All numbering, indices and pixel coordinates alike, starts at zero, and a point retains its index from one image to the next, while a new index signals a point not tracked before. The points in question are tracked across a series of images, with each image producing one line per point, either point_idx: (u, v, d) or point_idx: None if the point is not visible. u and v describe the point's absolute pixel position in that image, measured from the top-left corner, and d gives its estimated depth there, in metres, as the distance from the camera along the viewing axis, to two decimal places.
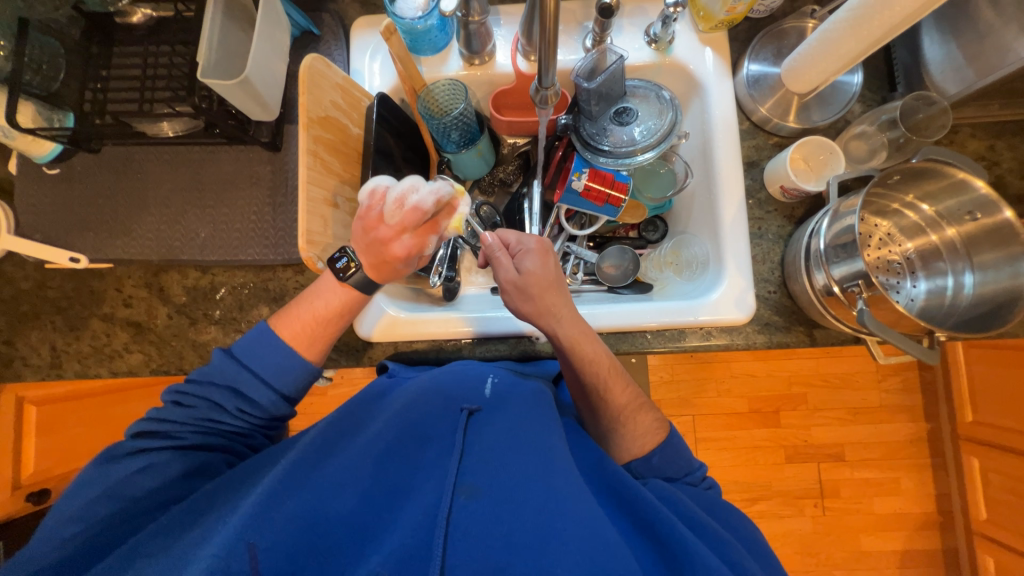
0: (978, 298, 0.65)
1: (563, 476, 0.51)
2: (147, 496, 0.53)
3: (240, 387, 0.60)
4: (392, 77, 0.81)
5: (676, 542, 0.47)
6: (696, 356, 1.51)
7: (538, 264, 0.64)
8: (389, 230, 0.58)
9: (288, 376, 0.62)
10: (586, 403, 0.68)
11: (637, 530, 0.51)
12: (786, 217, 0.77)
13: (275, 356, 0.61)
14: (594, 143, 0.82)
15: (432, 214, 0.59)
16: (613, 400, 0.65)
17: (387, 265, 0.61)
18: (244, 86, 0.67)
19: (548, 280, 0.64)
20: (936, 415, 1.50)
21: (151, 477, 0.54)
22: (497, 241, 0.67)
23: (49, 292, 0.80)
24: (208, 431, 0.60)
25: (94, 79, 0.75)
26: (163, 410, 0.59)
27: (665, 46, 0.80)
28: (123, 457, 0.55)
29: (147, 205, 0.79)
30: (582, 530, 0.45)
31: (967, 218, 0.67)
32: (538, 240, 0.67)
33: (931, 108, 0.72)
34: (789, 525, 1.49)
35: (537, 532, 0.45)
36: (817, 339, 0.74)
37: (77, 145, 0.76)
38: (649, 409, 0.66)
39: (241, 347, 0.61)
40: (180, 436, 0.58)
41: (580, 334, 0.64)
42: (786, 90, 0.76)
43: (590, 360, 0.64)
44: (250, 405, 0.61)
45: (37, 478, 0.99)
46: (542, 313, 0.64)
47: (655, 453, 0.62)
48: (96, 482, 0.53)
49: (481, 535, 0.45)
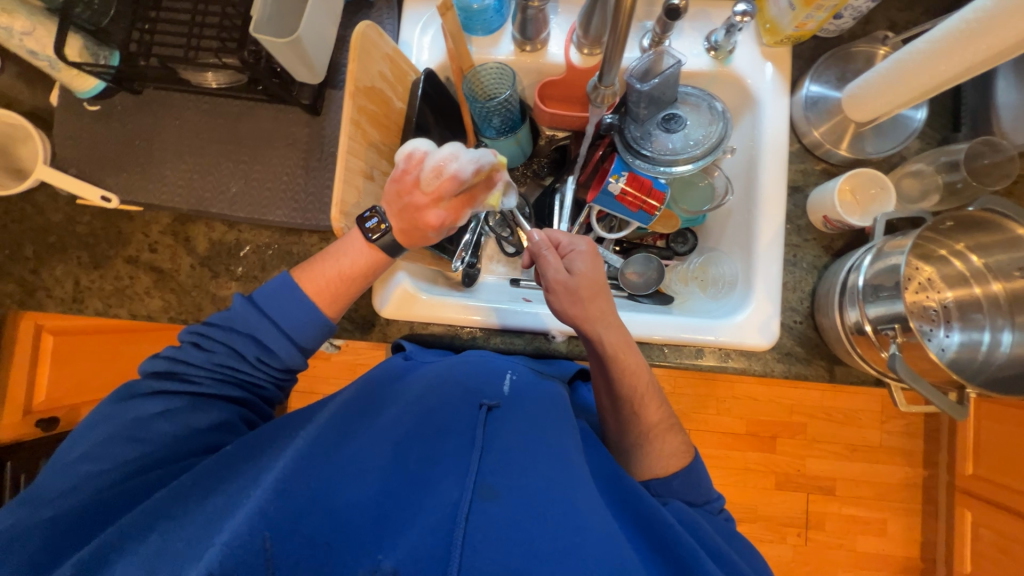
0: (1014, 359, 0.63)
1: (581, 488, 0.51)
2: (164, 445, 0.54)
3: (260, 336, 0.60)
4: (441, 53, 0.79)
5: (688, 567, 0.47)
6: (702, 372, 1.50)
7: (588, 265, 0.65)
8: (422, 195, 0.59)
9: (307, 330, 0.61)
10: (611, 414, 0.67)
11: (652, 550, 0.51)
12: (823, 248, 0.75)
13: (298, 311, 0.61)
14: (636, 147, 0.79)
15: (467, 183, 0.58)
16: (644, 416, 0.64)
17: (417, 232, 0.61)
18: (294, 46, 0.66)
19: (597, 284, 0.65)
20: (936, 463, 1.49)
21: (168, 422, 0.55)
22: (544, 240, 0.67)
23: (78, 227, 0.81)
24: (224, 378, 0.60)
25: (143, 20, 0.75)
26: (180, 351, 0.59)
27: (724, 55, 0.77)
28: (140, 397, 0.56)
29: (182, 153, 0.79)
30: (602, 546, 0.45)
31: (1016, 275, 0.65)
32: (588, 242, 0.67)
33: (998, 155, 0.69)
34: (770, 551, 1.49)
35: (557, 541, 0.45)
36: (836, 376, 0.72)
37: (120, 84, 0.76)
38: (679, 431, 0.65)
39: (264, 296, 0.61)
40: (196, 381, 0.58)
41: (622, 343, 0.64)
42: (844, 117, 0.73)
43: (629, 370, 0.64)
44: (269, 355, 0.61)
45: (48, 406, 1.00)
46: (589, 318, 0.64)
47: (676, 475, 0.61)
48: (113, 419, 0.54)
49: (501, 542, 0.45)
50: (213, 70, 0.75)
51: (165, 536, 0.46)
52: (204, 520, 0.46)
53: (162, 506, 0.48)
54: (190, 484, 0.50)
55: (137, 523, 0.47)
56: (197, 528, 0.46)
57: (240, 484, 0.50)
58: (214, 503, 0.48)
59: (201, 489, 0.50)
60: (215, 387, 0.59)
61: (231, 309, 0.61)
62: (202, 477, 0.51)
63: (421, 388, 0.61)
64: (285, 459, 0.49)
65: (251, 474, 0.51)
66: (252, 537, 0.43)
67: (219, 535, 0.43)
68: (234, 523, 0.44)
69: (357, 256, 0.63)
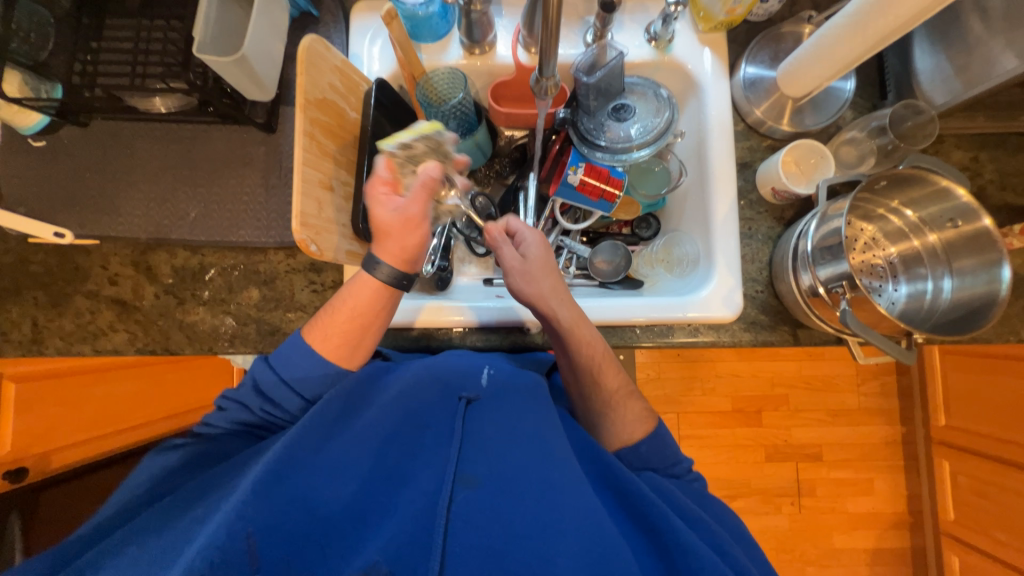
0: (955, 303, 0.68)
1: (562, 469, 0.55)
2: (160, 479, 0.60)
3: (263, 388, 0.63)
4: (391, 62, 0.81)
5: (668, 534, 0.51)
6: (684, 355, 1.53)
7: (541, 254, 0.69)
8: (388, 196, 0.64)
9: (310, 385, 0.63)
10: (576, 387, 0.71)
11: (632, 522, 0.55)
12: (776, 219, 0.79)
13: (303, 362, 0.63)
14: (591, 138, 0.82)
15: (398, 177, 0.65)
16: (604, 384, 0.68)
17: (395, 243, 0.64)
18: (240, 64, 0.66)
19: (549, 266, 0.69)
20: (912, 418, 1.55)
21: (171, 457, 0.62)
22: (501, 234, 0.70)
23: (32, 267, 0.79)
24: (238, 429, 0.65)
25: (84, 51, 0.74)
26: (204, 414, 0.65)
27: (664, 44, 0.80)
28: (171, 448, 0.63)
29: (136, 181, 0.77)
30: (581, 519, 0.51)
31: (948, 226, 0.69)
32: (538, 232, 0.71)
33: (920, 116, 0.74)
34: (766, 523, 1.53)
35: (536, 525, 0.50)
36: (801, 339, 0.76)
37: (64, 118, 0.74)
38: (639, 397, 0.70)
39: (275, 355, 0.63)
40: (214, 437, 0.64)
41: (575, 319, 0.66)
42: (781, 94, 0.77)
43: (585, 342, 0.66)
44: (273, 407, 0.64)
45: (14, 457, 0.92)
46: (543, 296, 0.66)
47: (642, 441, 0.65)
48: (142, 474, 0.61)
49: (480, 527, 0.50)
50: (162, 95, 0.74)
51: (142, 547, 0.49)
52: (183, 527, 0.50)
53: (172, 508, 0.54)
54: (167, 505, 0.54)
55: (114, 545, 0.50)
56: (176, 534, 0.49)
57: (222, 491, 0.53)
58: (193, 514, 0.51)
59: (206, 488, 0.55)
60: (234, 440, 0.65)
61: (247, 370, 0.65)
62: (199, 485, 0.56)
63: (402, 386, 0.62)
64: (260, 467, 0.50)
65: (233, 481, 0.54)
66: (233, 536, 0.45)
67: (198, 538, 0.46)
68: (213, 525, 0.46)
69: (362, 285, 0.64)
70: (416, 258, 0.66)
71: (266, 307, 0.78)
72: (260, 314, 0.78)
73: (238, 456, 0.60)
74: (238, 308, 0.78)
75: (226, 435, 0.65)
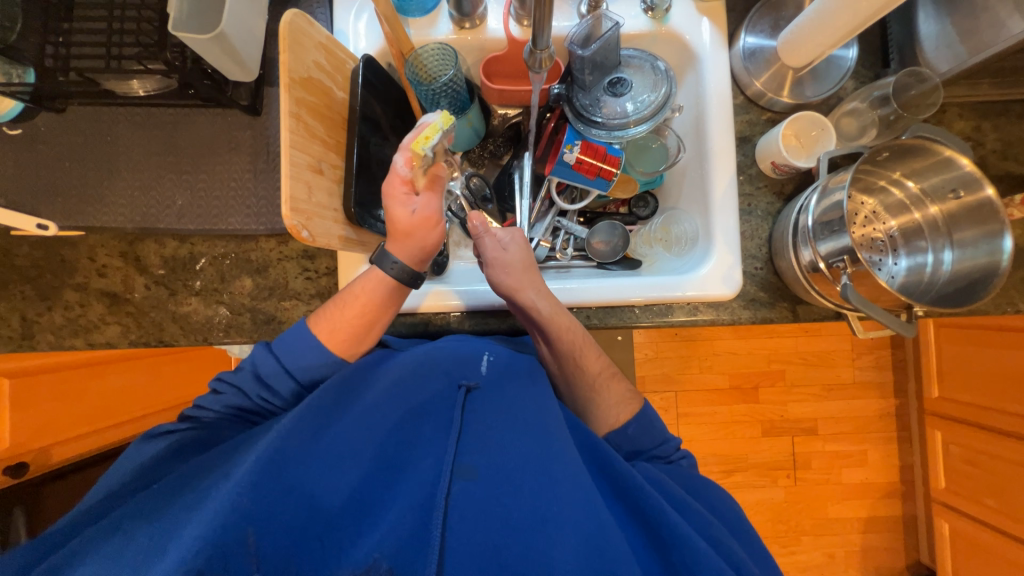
0: (955, 275, 0.67)
1: (563, 462, 0.55)
2: (150, 464, 0.59)
3: (263, 373, 0.62)
4: (378, 39, 0.78)
5: (665, 529, 0.53)
6: (682, 334, 1.54)
7: (521, 248, 0.72)
8: (407, 196, 0.62)
9: (311, 371, 0.62)
10: (562, 376, 0.74)
11: (629, 516, 0.57)
12: (775, 194, 0.78)
13: (309, 352, 0.62)
14: (587, 114, 0.80)
15: (413, 174, 0.61)
16: (587, 368, 0.71)
17: (415, 244, 0.63)
18: (220, 42, 0.63)
19: (529, 261, 0.71)
20: (906, 390, 1.57)
21: (167, 437, 0.61)
22: (484, 225, 0.72)
23: (16, 259, 0.77)
24: (235, 414, 0.64)
25: (56, 33, 0.70)
26: (201, 398, 0.64)
27: (662, 14, 0.78)
28: (160, 435, 0.62)
29: (118, 169, 0.75)
30: (580, 513, 0.52)
31: (950, 197, 0.68)
32: (518, 230, 0.75)
33: (924, 84, 0.71)
34: (762, 495, 1.56)
35: (533, 516, 0.52)
36: (799, 314, 0.76)
37: (39, 104, 0.72)
38: (622, 378, 0.73)
39: (278, 342, 0.63)
40: (209, 421, 0.63)
41: (547, 309, 0.68)
42: (782, 65, 0.75)
43: (564, 329, 0.69)
44: (271, 393, 0.63)
45: (14, 453, 0.91)
46: (522, 287, 0.68)
47: (629, 423, 0.68)
48: (136, 458, 0.60)
49: (479, 519, 0.52)
50: (139, 77, 0.71)
51: (132, 532, 0.50)
52: (175, 515, 0.50)
53: (166, 493, 0.53)
54: (160, 492, 0.54)
55: (107, 529, 0.51)
56: (167, 522, 0.50)
57: (214, 478, 0.53)
58: (181, 503, 0.51)
59: (198, 475, 0.55)
60: (229, 425, 0.64)
61: (247, 355, 0.64)
62: (194, 472, 0.56)
63: (400, 373, 0.62)
64: (255, 456, 0.50)
65: (229, 469, 0.53)
66: (231, 531, 0.45)
67: (188, 533, 0.45)
68: (206, 516, 0.46)
69: (371, 278, 0.63)
70: (430, 257, 0.66)
71: (260, 296, 0.77)
72: (254, 302, 0.77)
73: (232, 442, 0.59)
74: (231, 298, 0.77)
75: (220, 421, 0.64)
